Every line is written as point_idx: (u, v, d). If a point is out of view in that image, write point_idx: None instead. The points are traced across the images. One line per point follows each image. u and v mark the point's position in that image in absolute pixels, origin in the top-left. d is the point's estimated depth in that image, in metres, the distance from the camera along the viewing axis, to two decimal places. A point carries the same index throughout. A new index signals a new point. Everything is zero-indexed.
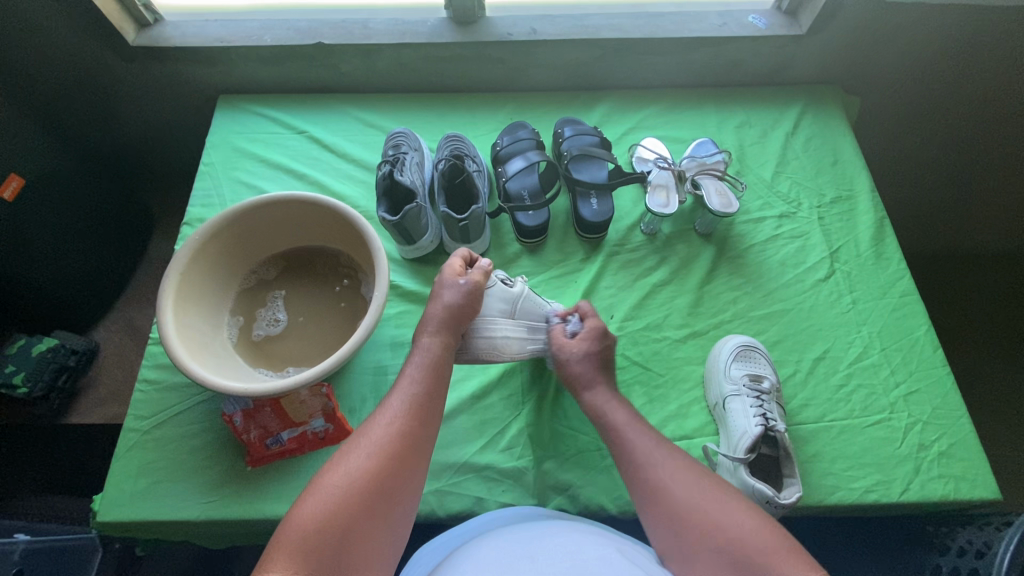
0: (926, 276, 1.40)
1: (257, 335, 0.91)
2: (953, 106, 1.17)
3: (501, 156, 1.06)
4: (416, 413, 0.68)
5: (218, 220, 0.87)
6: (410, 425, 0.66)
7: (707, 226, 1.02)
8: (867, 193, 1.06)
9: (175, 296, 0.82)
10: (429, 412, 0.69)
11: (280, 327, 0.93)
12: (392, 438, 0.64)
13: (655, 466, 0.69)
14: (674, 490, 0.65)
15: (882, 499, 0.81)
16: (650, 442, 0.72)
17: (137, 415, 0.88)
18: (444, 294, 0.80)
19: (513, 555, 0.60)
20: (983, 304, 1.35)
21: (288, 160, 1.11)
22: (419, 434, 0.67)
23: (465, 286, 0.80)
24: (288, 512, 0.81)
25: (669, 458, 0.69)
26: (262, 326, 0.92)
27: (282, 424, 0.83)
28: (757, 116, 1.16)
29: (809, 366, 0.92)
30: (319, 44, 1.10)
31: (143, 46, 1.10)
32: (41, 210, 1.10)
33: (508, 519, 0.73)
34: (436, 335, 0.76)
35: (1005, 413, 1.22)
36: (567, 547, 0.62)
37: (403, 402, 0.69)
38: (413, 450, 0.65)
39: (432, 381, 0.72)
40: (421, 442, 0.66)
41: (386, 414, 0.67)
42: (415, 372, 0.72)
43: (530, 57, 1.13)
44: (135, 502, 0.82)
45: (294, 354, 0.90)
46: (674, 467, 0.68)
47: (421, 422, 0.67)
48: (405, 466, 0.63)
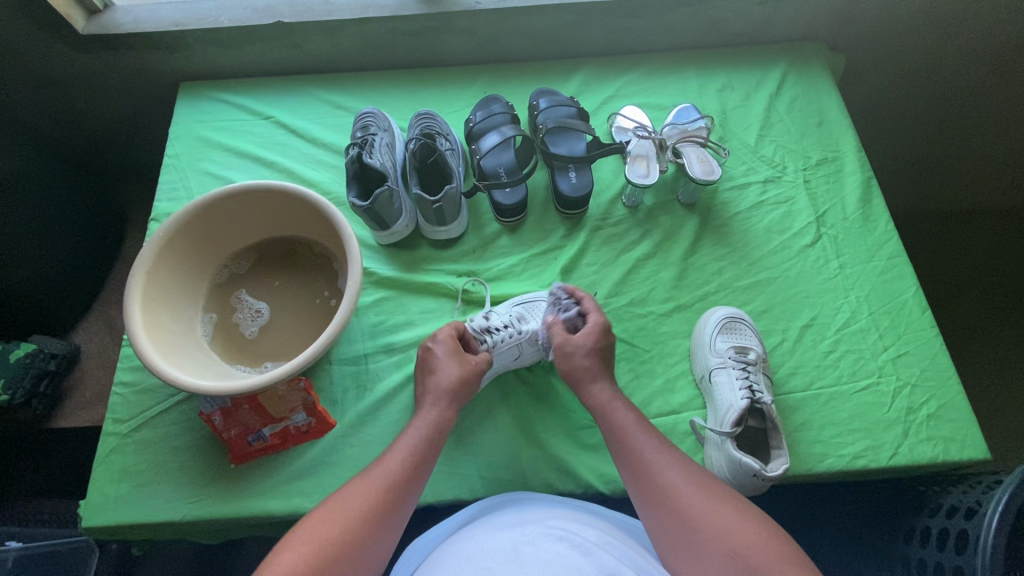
0: (920, 232, 1.37)
1: (238, 332, 0.89)
2: (942, 58, 1.14)
3: (475, 133, 1.02)
4: (406, 469, 0.66)
5: (183, 214, 0.84)
6: (399, 480, 0.65)
7: (690, 196, 0.99)
8: (853, 153, 1.03)
9: (143, 296, 0.79)
10: (423, 471, 0.68)
11: (261, 321, 0.91)
12: (375, 493, 0.63)
13: (665, 475, 0.65)
14: (686, 501, 0.62)
15: (871, 464, 0.81)
16: (661, 445, 0.69)
17: (115, 418, 0.86)
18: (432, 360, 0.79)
19: (498, 549, 0.58)
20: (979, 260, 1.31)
21: (255, 147, 1.07)
22: (407, 491, 0.65)
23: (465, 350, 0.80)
24: (275, 508, 0.80)
25: (676, 465, 0.66)
26: (241, 321, 0.90)
27: (263, 421, 0.82)
28: (739, 78, 1.12)
29: (796, 334, 0.90)
30: (278, 23, 1.05)
31: (93, 34, 1.05)
32: (12, 213, 1.06)
33: (499, 509, 0.72)
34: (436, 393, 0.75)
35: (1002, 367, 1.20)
36: (550, 535, 0.60)
37: (402, 456, 0.67)
38: (395, 506, 0.63)
39: (431, 440, 0.70)
40: (406, 499, 0.65)
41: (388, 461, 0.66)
42: (426, 428, 0.71)
43: (501, 27, 1.09)
44: (119, 506, 0.81)
45: (277, 348, 0.89)
46: (690, 479, 0.64)
47: (412, 478, 0.66)
48: (383, 519, 0.62)
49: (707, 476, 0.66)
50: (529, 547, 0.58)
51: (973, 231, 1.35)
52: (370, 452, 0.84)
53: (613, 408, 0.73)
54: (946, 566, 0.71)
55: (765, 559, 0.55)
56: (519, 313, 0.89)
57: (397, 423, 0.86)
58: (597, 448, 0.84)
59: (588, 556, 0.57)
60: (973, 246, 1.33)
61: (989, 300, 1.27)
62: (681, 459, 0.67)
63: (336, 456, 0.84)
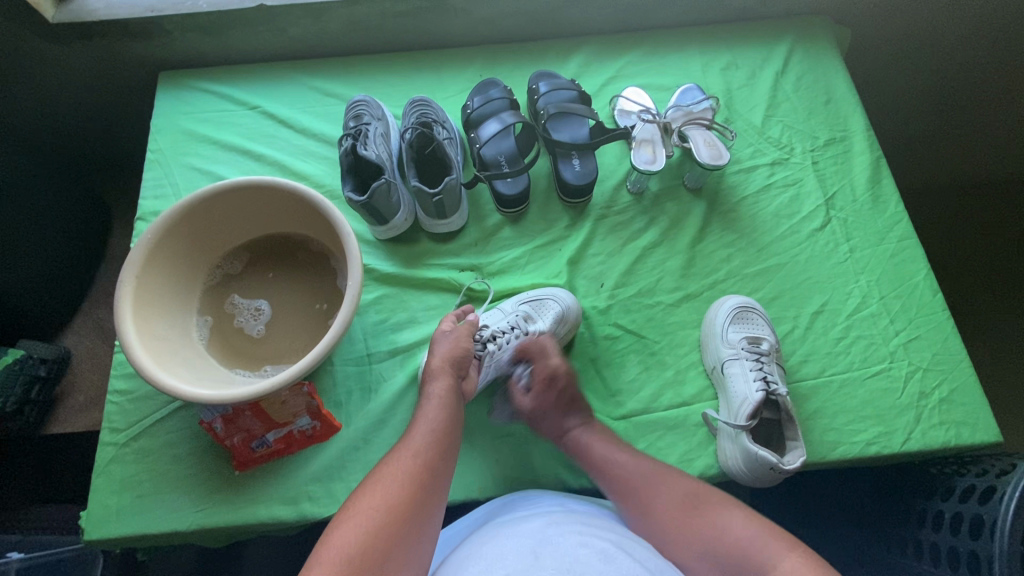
0: (928, 206, 1.35)
1: (240, 333, 0.87)
2: (949, 31, 1.11)
3: (473, 120, 0.98)
4: (435, 448, 0.65)
5: (171, 214, 0.79)
6: (429, 459, 0.63)
7: (697, 180, 0.97)
8: (862, 132, 1.01)
9: (134, 302, 0.75)
10: (449, 447, 0.67)
11: (262, 322, 0.88)
12: (411, 474, 0.61)
13: (644, 483, 0.68)
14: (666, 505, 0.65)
15: (884, 450, 0.80)
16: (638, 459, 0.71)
17: (112, 428, 0.84)
18: (437, 347, 0.76)
19: (518, 553, 0.56)
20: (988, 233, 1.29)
21: (243, 139, 1.02)
22: (440, 470, 0.64)
23: (455, 333, 0.77)
24: (283, 514, 0.79)
25: (657, 477, 0.68)
26: (242, 322, 0.87)
27: (265, 427, 0.79)
28: (743, 55, 1.08)
29: (807, 321, 0.89)
30: (261, 6, 0.99)
31: (65, 23, 0.99)
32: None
33: (514, 507, 0.70)
34: (439, 380, 0.72)
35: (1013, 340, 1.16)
36: (573, 537, 0.58)
37: (425, 437, 0.66)
38: (433, 485, 0.62)
39: (450, 417, 0.69)
40: (443, 478, 0.63)
41: (408, 447, 0.64)
42: (437, 412, 0.69)
43: (497, 5, 1.04)
44: (121, 518, 0.79)
45: (280, 349, 0.86)
46: (671, 485, 0.67)
47: (440, 457, 0.65)
48: (426, 502, 0.60)
49: (684, 479, 0.68)
50: (551, 548, 0.56)
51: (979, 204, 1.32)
52: (377, 454, 0.82)
53: (589, 428, 0.76)
54: (961, 552, 0.70)
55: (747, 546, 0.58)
56: (526, 313, 0.86)
57: (403, 423, 0.84)
58: None
59: (611, 562, 0.55)
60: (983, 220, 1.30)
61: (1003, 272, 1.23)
62: (659, 467, 0.70)
63: (342, 459, 0.82)
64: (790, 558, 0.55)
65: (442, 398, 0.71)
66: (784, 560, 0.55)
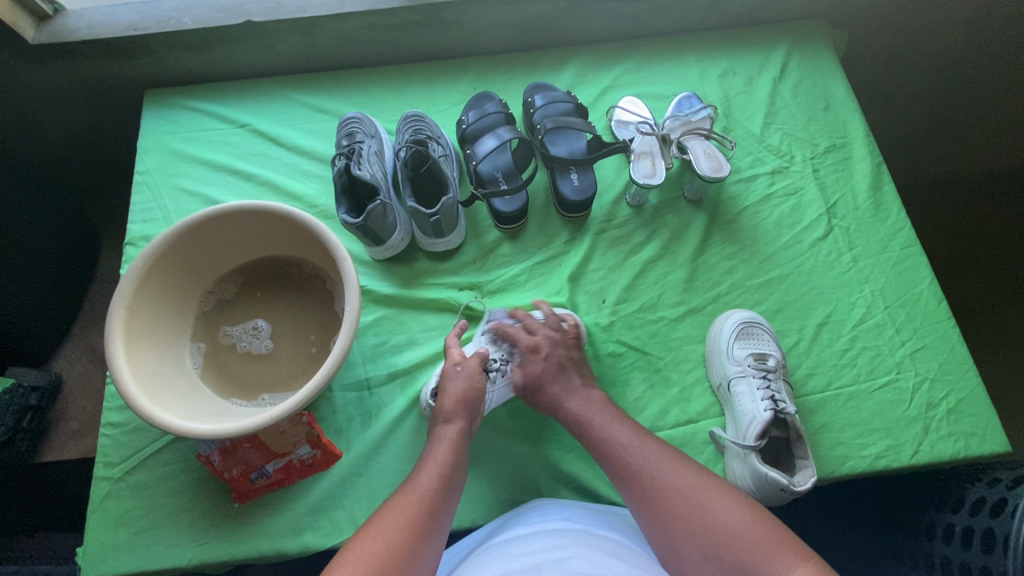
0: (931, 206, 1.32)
1: (241, 354, 0.85)
2: (944, 32, 1.10)
3: (468, 135, 0.96)
4: (438, 492, 0.63)
5: (162, 241, 0.77)
6: (433, 505, 0.62)
7: (697, 192, 0.95)
8: (862, 137, 1.00)
9: (125, 334, 0.73)
10: (453, 494, 0.65)
11: (262, 341, 0.86)
12: (414, 517, 0.60)
13: (649, 463, 0.65)
14: (670, 487, 0.62)
15: (893, 464, 0.79)
16: (639, 436, 0.69)
17: (105, 461, 0.82)
18: (449, 384, 0.74)
19: (518, 564, 0.56)
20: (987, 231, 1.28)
21: (232, 159, 1.00)
22: (441, 516, 0.62)
23: (466, 371, 0.75)
24: (283, 546, 0.77)
25: (661, 456, 0.66)
26: (241, 344, 0.86)
27: (265, 458, 0.77)
28: (740, 62, 1.06)
29: (812, 333, 0.88)
30: (247, 23, 0.97)
31: (46, 44, 0.96)
32: None
33: (521, 522, 0.69)
34: (451, 422, 0.71)
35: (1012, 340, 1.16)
36: (577, 554, 0.56)
37: (432, 481, 0.64)
38: (434, 532, 0.60)
39: (457, 463, 0.68)
40: (442, 521, 0.62)
41: (412, 491, 0.63)
42: (442, 454, 0.67)
43: (489, 16, 1.02)
44: (118, 555, 0.77)
45: (281, 370, 0.85)
46: (673, 466, 0.64)
47: (443, 504, 0.63)
48: (426, 547, 0.59)
49: (690, 462, 0.66)
50: (552, 565, 0.54)
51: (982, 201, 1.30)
52: (379, 481, 0.80)
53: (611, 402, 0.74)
54: (974, 567, 0.68)
55: (755, 545, 0.56)
56: None
57: (405, 449, 0.82)
58: None
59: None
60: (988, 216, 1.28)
61: (1003, 270, 1.23)
62: (662, 447, 0.68)
63: (344, 488, 0.80)
64: (796, 569, 0.53)
65: (452, 441, 0.69)
66: (792, 572, 0.53)
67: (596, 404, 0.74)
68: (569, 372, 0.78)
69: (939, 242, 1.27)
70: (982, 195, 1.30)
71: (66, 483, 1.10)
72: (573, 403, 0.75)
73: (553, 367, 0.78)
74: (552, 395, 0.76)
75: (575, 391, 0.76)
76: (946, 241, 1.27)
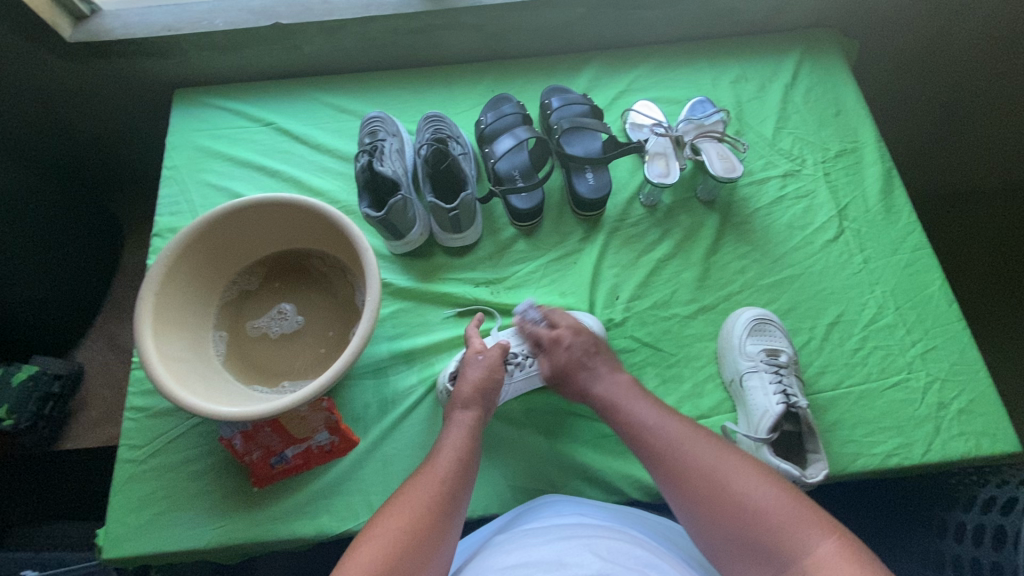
0: (942, 212, 1.33)
1: (268, 337, 0.88)
2: (953, 43, 1.13)
3: (486, 135, 0.99)
4: (457, 474, 0.65)
5: (190, 231, 0.80)
6: (452, 486, 0.63)
7: (710, 193, 0.97)
8: (872, 142, 1.02)
9: (154, 320, 0.75)
10: (469, 478, 0.67)
11: (287, 323, 0.89)
12: (434, 497, 0.61)
13: (676, 442, 0.65)
14: (696, 465, 0.63)
15: (904, 462, 0.79)
16: (666, 416, 0.69)
17: (129, 445, 0.84)
18: (468, 372, 0.76)
19: (542, 555, 0.56)
20: (1000, 238, 1.28)
21: (257, 155, 1.03)
22: (459, 499, 0.63)
23: (485, 361, 0.77)
24: (301, 530, 0.78)
25: (688, 436, 0.66)
26: (267, 327, 0.89)
27: (285, 442, 0.80)
28: (752, 68, 1.09)
29: (824, 332, 0.89)
30: (276, 25, 1.01)
31: (82, 43, 1.00)
32: (14, 232, 1.03)
33: (535, 515, 0.70)
34: (468, 410, 0.72)
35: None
36: (597, 549, 0.57)
37: (450, 464, 0.65)
38: (452, 512, 0.62)
39: (472, 448, 0.69)
40: (460, 503, 0.63)
41: (430, 472, 0.64)
42: (457, 439, 0.69)
43: (508, 22, 1.05)
44: (140, 535, 0.78)
45: (304, 353, 0.87)
46: (694, 440, 0.65)
47: (461, 486, 0.65)
48: (446, 525, 0.60)
49: (710, 435, 0.66)
50: (574, 561, 0.54)
51: (997, 208, 1.31)
52: (395, 468, 0.82)
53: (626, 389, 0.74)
54: (985, 563, 0.69)
55: (779, 520, 0.56)
56: None
57: (420, 438, 0.83)
58: (627, 454, 0.82)
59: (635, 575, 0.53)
60: (1000, 223, 1.29)
61: (1014, 277, 1.23)
62: (686, 426, 0.67)
63: (360, 474, 0.81)
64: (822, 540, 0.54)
65: (468, 427, 0.71)
66: (818, 544, 0.54)
67: (624, 387, 0.74)
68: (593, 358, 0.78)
69: (950, 248, 1.28)
70: (992, 205, 1.32)
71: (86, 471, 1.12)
72: (599, 387, 0.75)
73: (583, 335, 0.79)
74: (580, 382, 0.77)
75: (602, 377, 0.76)
76: (957, 248, 1.28)
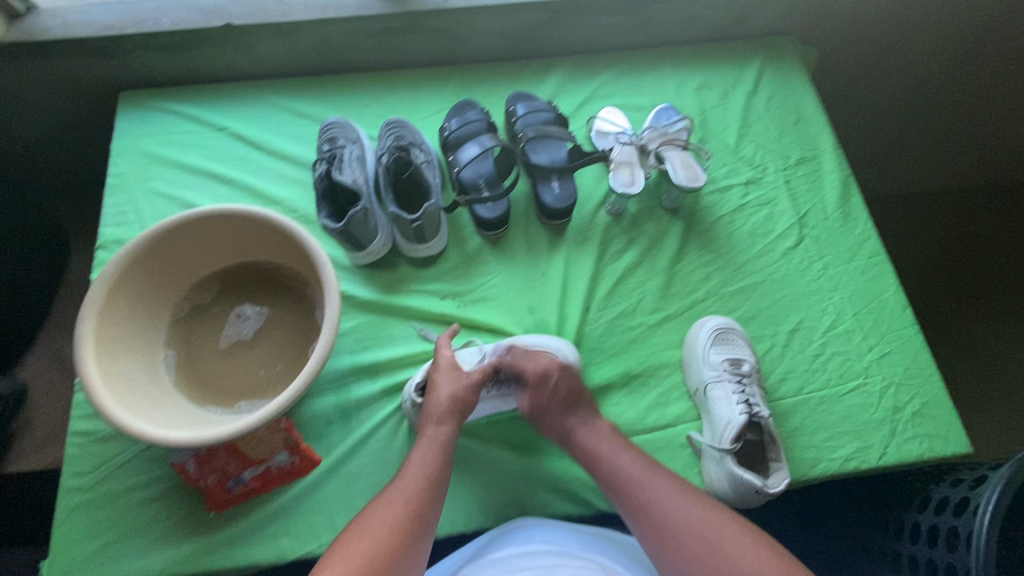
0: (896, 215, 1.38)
1: (228, 343, 0.85)
2: (907, 52, 1.16)
3: (451, 142, 0.97)
4: (422, 499, 0.65)
5: (135, 246, 0.76)
6: (417, 511, 0.63)
7: (674, 201, 0.97)
8: (831, 150, 1.04)
9: (96, 342, 0.71)
10: (436, 496, 0.66)
11: (249, 324, 0.86)
12: (403, 523, 0.62)
13: (652, 490, 0.67)
14: (672, 515, 0.64)
15: (862, 466, 0.81)
16: (651, 471, 0.69)
17: (74, 472, 0.79)
18: (443, 385, 0.74)
19: None
20: (953, 239, 1.32)
21: (210, 163, 0.99)
22: (427, 521, 0.64)
23: (467, 378, 0.75)
24: (261, 556, 0.75)
25: (674, 495, 0.66)
26: (227, 333, 0.86)
27: (241, 465, 0.76)
28: (716, 76, 1.10)
29: (785, 338, 0.90)
30: (227, 26, 0.97)
31: (17, 42, 0.94)
32: None
33: (503, 544, 0.68)
34: (442, 425, 0.72)
35: (982, 343, 1.20)
36: None
37: (417, 485, 0.65)
38: (420, 535, 0.62)
39: (441, 466, 0.69)
40: (427, 524, 0.63)
41: (400, 493, 0.65)
42: (424, 457, 0.69)
43: (471, 26, 1.04)
44: (86, 568, 0.74)
45: (263, 362, 0.84)
46: (671, 493, 0.67)
47: (428, 506, 0.65)
48: (413, 547, 0.61)
49: (689, 488, 0.68)
50: None
51: (953, 210, 1.36)
52: (358, 487, 0.79)
53: (608, 447, 0.73)
54: (939, 564, 0.71)
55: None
56: None
57: (383, 454, 0.81)
58: (594, 465, 0.82)
59: None
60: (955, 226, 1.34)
61: (970, 280, 1.27)
62: (667, 477, 0.68)
63: (322, 494, 0.79)
64: None
65: (438, 444, 0.70)
66: None
67: (608, 435, 0.74)
68: (577, 404, 0.76)
69: (906, 250, 1.32)
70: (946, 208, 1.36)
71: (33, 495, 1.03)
72: (583, 433, 0.75)
73: (564, 390, 0.76)
74: (567, 424, 0.75)
75: (587, 422, 0.75)
76: (915, 249, 1.32)
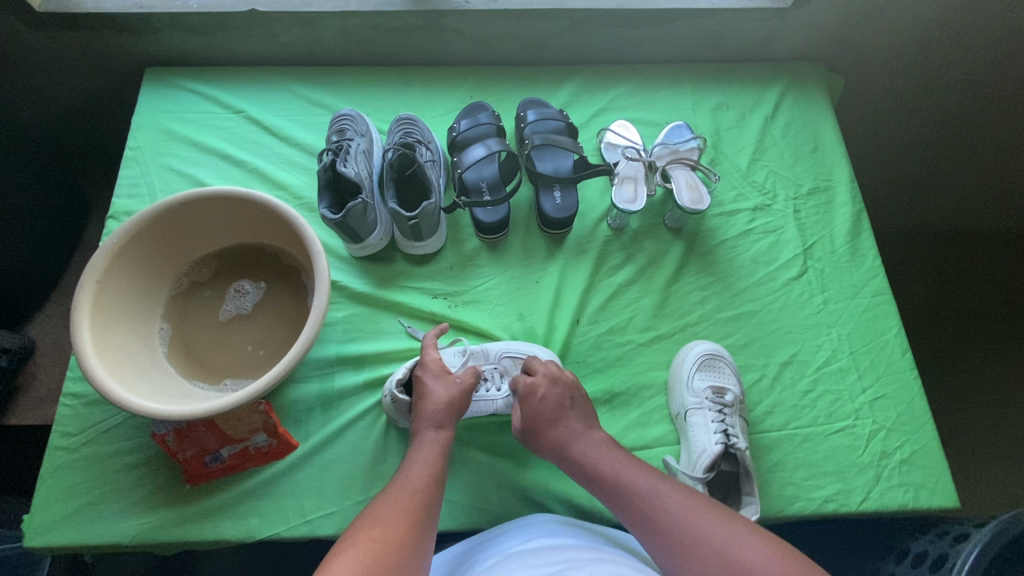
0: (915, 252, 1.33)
1: (225, 317, 0.87)
2: (938, 89, 1.12)
3: (458, 143, 0.98)
4: (429, 488, 0.65)
5: (140, 218, 0.78)
6: (425, 500, 0.63)
7: (677, 221, 0.96)
8: (846, 182, 1.01)
9: (94, 307, 0.74)
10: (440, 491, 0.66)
11: (248, 298, 0.88)
12: (408, 508, 0.61)
13: (645, 486, 0.65)
14: (664, 508, 0.62)
15: (841, 509, 0.79)
16: (643, 471, 0.67)
17: (63, 432, 0.82)
18: (435, 391, 0.75)
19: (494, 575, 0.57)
20: (972, 284, 1.27)
21: (224, 143, 1.01)
22: (433, 510, 0.63)
23: (457, 383, 0.76)
24: (231, 533, 0.77)
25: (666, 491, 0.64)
26: (226, 308, 0.88)
27: (219, 441, 0.78)
28: (735, 97, 1.08)
29: (776, 370, 0.88)
30: (251, 11, 0.99)
31: (52, 14, 0.98)
32: None
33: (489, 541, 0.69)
34: (441, 429, 0.72)
35: (992, 394, 1.17)
36: (545, 558, 0.58)
37: (423, 478, 0.65)
38: (427, 524, 0.61)
39: (444, 465, 0.69)
40: (434, 513, 0.63)
41: (404, 484, 0.64)
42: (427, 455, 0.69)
43: (490, 29, 1.04)
44: (64, 526, 0.77)
45: (254, 341, 0.86)
46: (662, 487, 0.65)
47: (433, 497, 0.64)
48: (423, 532, 0.59)
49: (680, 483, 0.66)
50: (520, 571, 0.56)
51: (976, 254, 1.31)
52: (331, 476, 0.80)
53: (600, 452, 0.70)
54: None
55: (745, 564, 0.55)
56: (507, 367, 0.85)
57: (359, 446, 0.82)
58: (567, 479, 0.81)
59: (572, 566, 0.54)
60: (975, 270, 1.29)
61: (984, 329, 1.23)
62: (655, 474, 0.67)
63: (296, 478, 0.80)
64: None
65: (437, 445, 0.70)
66: None
67: (605, 446, 0.71)
68: (573, 413, 0.74)
69: (920, 291, 1.28)
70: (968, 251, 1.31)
71: (30, 447, 1.07)
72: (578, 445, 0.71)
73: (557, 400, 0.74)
74: (560, 436, 0.72)
75: (579, 435, 0.72)
76: (930, 292, 1.28)
